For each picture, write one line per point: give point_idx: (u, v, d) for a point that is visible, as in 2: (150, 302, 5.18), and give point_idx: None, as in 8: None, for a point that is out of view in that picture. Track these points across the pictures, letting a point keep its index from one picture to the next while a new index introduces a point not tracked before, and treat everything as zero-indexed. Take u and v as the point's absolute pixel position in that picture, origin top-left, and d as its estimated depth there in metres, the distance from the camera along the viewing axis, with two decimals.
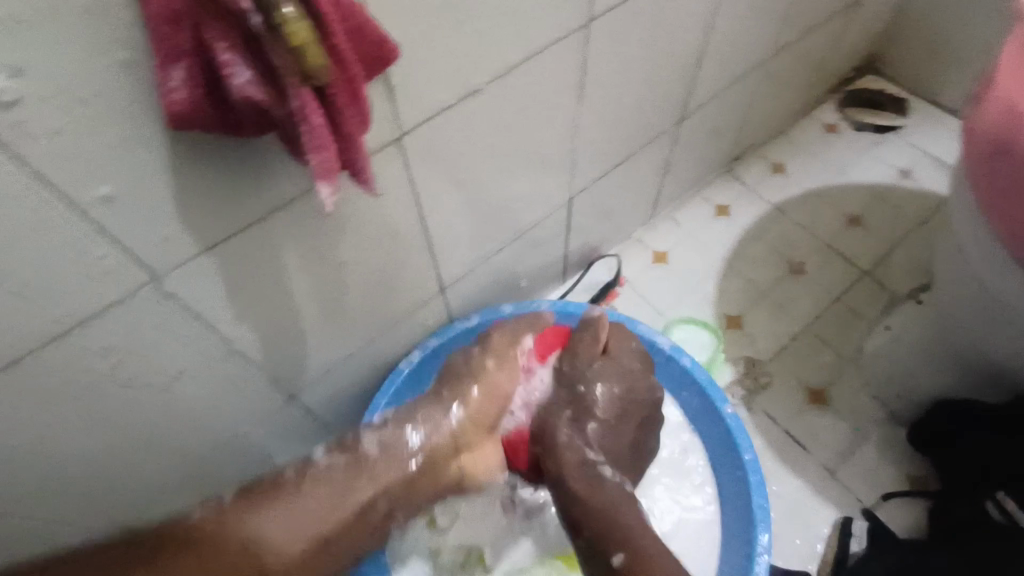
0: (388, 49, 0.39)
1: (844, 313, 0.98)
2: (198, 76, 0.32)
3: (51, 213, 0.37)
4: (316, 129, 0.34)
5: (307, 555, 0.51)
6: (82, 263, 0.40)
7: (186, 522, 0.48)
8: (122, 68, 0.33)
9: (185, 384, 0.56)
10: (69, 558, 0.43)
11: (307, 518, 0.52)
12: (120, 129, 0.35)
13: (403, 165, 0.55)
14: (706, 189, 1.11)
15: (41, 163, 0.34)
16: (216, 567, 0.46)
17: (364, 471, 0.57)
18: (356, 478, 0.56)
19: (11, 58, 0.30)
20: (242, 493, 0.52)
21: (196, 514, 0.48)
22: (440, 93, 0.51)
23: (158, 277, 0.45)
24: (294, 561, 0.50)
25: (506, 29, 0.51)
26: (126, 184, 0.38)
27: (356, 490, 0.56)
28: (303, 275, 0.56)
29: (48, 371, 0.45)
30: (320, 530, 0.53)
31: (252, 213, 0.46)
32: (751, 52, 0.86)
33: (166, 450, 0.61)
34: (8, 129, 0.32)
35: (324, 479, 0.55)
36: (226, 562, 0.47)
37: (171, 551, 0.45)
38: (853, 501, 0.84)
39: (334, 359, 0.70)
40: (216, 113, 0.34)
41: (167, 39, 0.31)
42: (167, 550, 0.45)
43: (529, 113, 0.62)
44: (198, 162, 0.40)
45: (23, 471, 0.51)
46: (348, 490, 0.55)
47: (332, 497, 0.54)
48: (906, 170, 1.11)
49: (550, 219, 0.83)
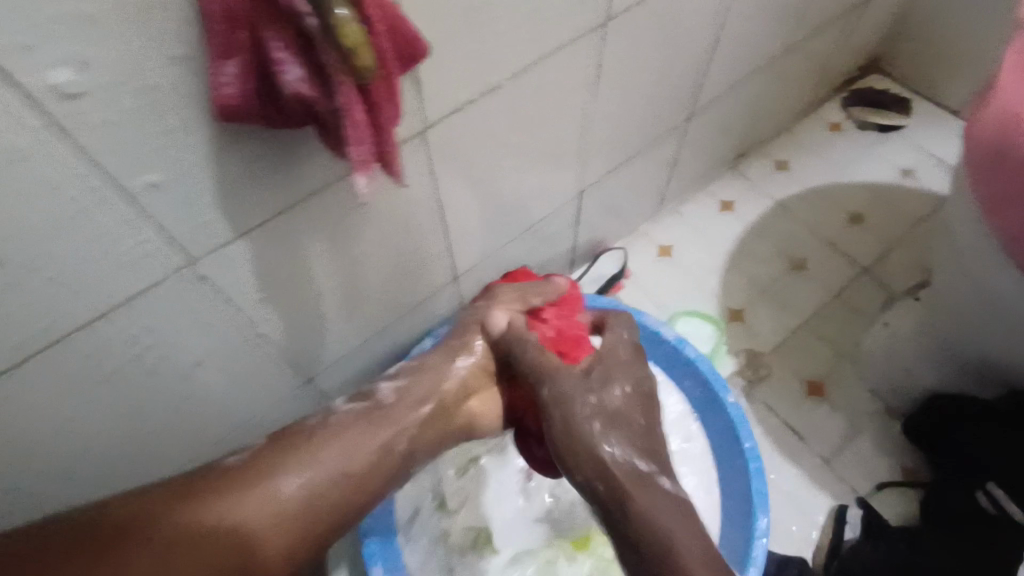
0: (420, 47, 0.41)
1: (843, 308, 1.00)
2: (250, 71, 0.34)
3: (102, 198, 0.39)
4: (358, 125, 0.35)
5: (323, 491, 0.54)
6: (126, 246, 0.42)
7: (221, 464, 0.53)
8: (175, 62, 0.35)
9: (212, 364, 0.58)
10: (119, 495, 0.49)
11: (328, 469, 0.55)
12: (169, 121, 0.37)
13: (426, 158, 0.57)
14: (712, 185, 1.13)
15: (97, 152, 0.36)
16: (235, 497, 0.51)
17: (382, 419, 0.60)
18: (374, 427, 0.59)
19: (78, 52, 0.32)
20: (274, 438, 0.57)
21: (231, 457, 0.54)
22: (463, 88, 0.53)
23: (194, 261, 0.47)
24: (311, 496, 0.54)
25: (528, 28, 0.53)
26: (172, 173, 0.40)
27: (374, 433, 0.59)
28: (327, 262, 0.58)
29: (89, 348, 0.47)
30: (339, 470, 0.56)
31: (284, 201, 0.48)
32: (760, 52, 0.88)
33: (191, 427, 0.63)
34: (69, 119, 0.34)
35: (345, 429, 0.58)
36: (246, 494, 0.51)
37: (200, 485, 0.51)
38: (847, 491, 0.87)
39: (351, 343, 0.73)
40: (263, 106, 0.36)
41: (223, 36, 0.33)
42: (199, 484, 0.51)
43: (545, 108, 0.64)
44: (238, 152, 0.42)
45: (59, 443, 0.53)
46: (364, 441, 0.58)
47: (354, 444, 0.58)
48: (908, 169, 1.13)
49: (560, 212, 0.85)
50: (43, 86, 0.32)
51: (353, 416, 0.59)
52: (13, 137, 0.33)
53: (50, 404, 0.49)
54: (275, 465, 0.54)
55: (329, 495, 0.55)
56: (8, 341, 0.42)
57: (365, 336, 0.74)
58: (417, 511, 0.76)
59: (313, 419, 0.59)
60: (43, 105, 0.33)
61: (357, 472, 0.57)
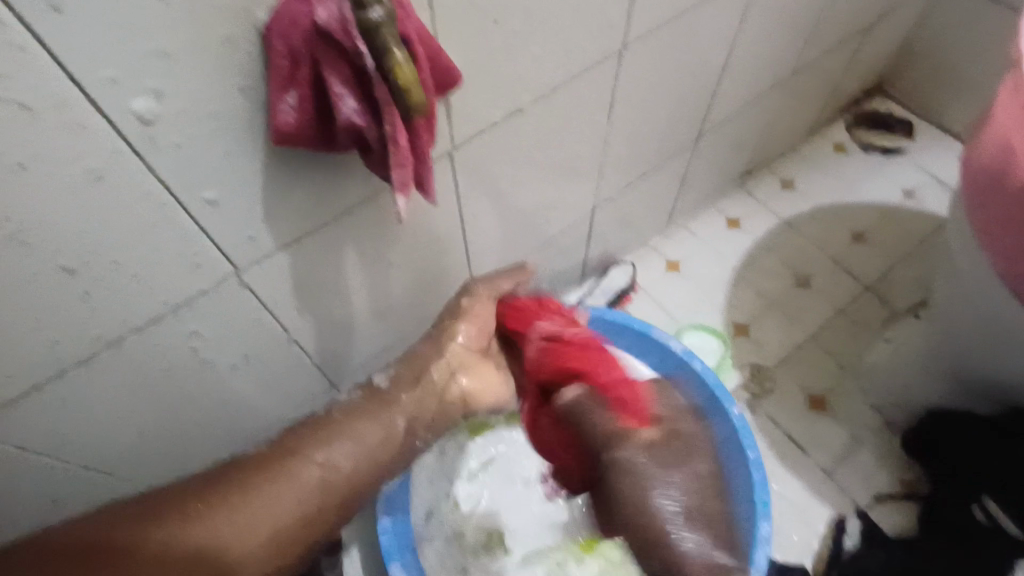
0: (454, 76, 0.45)
1: (846, 324, 1.03)
2: (308, 101, 0.38)
3: (166, 213, 0.42)
4: (401, 150, 0.39)
5: (347, 470, 0.56)
6: (183, 256, 0.46)
7: (243, 455, 0.55)
8: (238, 91, 0.39)
9: (246, 367, 0.62)
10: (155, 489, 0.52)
11: (344, 448, 0.57)
12: (230, 143, 0.41)
13: (452, 176, 0.60)
14: (720, 202, 1.16)
15: (165, 171, 0.40)
16: (262, 477, 0.53)
17: (384, 402, 0.61)
18: (377, 409, 0.61)
19: (158, 84, 0.36)
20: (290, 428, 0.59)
21: (252, 449, 0.56)
22: (489, 112, 0.57)
23: (239, 270, 0.51)
24: (337, 476, 0.55)
25: (551, 57, 0.57)
26: (228, 189, 0.44)
27: (375, 417, 0.60)
28: (357, 272, 0.61)
29: (141, 350, 0.51)
30: (360, 451, 0.57)
31: (323, 216, 0.52)
32: (767, 76, 0.91)
33: (223, 426, 0.67)
34: (145, 143, 0.38)
35: (349, 412, 0.60)
36: (273, 473, 0.53)
37: (226, 473, 0.53)
38: (848, 501, 0.89)
39: (374, 349, 0.76)
40: (316, 131, 0.40)
41: (286, 71, 0.37)
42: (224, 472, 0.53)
43: (564, 130, 0.67)
44: (286, 171, 0.46)
45: (105, 438, 0.57)
46: (379, 421, 0.60)
47: (365, 423, 0.59)
48: (910, 190, 1.16)
49: (574, 226, 0.88)
50: (126, 113, 0.36)
51: (356, 403, 0.62)
52: (96, 159, 0.37)
53: (101, 401, 0.53)
54: (294, 447, 0.55)
55: (350, 470, 0.56)
56: (71, 342, 0.46)
57: (387, 343, 0.77)
58: (432, 512, 0.79)
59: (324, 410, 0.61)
60: (124, 130, 0.36)
61: (373, 449, 0.58)
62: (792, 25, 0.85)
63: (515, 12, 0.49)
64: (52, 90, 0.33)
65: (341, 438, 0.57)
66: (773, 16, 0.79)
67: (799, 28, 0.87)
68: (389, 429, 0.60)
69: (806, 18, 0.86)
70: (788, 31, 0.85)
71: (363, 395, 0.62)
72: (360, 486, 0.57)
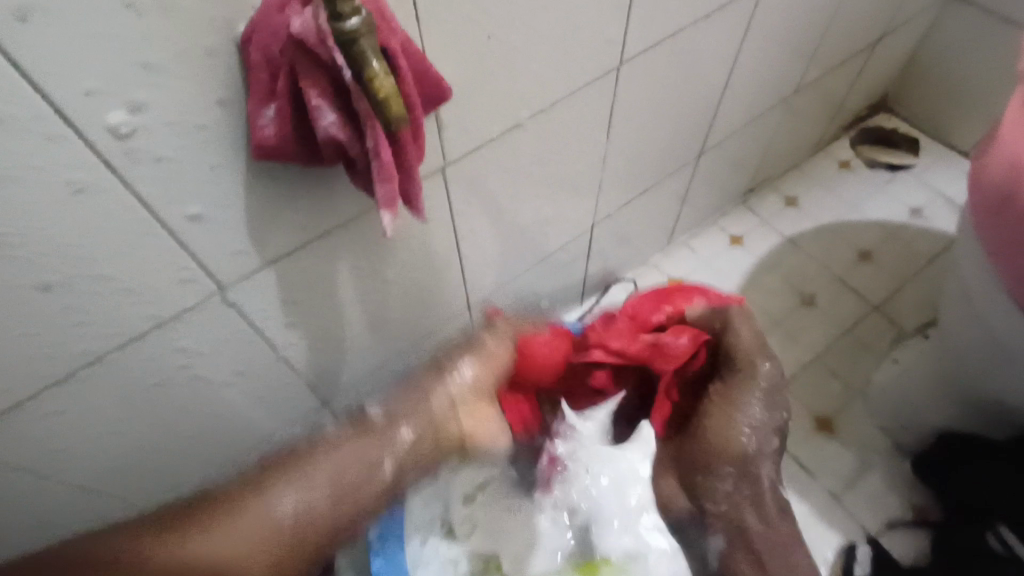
0: (444, 91, 0.44)
1: (853, 345, 1.01)
2: (287, 114, 0.37)
3: (146, 228, 0.41)
4: (385, 164, 0.38)
5: (319, 518, 0.56)
6: (165, 272, 0.45)
7: (212, 494, 0.54)
8: (220, 104, 0.37)
9: (234, 386, 0.60)
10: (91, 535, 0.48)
11: (323, 482, 0.58)
12: (212, 158, 0.40)
13: (446, 193, 0.59)
14: (722, 220, 1.15)
15: (144, 186, 0.39)
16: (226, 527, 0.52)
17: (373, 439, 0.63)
18: (367, 445, 0.62)
19: (136, 98, 0.34)
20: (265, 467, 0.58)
21: (221, 488, 0.55)
22: (483, 128, 0.56)
23: (224, 287, 0.50)
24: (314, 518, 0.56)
25: (548, 73, 0.56)
26: (211, 205, 0.43)
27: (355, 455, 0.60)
28: (348, 290, 0.60)
29: (123, 368, 0.50)
30: (335, 496, 0.58)
31: (311, 232, 0.51)
32: (770, 93, 0.90)
33: (210, 446, 0.65)
34: (123, 156, 0.36)
35: (341, 442, 0.61)
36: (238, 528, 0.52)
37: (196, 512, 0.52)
38: (857, 528, 0.86)
39: (367, 368, 0.74)
40: (297, 144, 0.38)
41: (265, 84, 0.36)
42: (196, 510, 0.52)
43: (561, 146, 0.66)
44: (271, 186, 0.45)
45: (86, 459, 0.55)
46: (366, 458, 0.61)
47: (355, 453, 0.61)
48: (917, 209, 1.14)
49: (573, 244, 0.87)
50: (102, 128, 0.35)
51: (347, 434, 0.63)
52: (72, 173, 0.36)
53: (82, 420, 0.51)
54: (274, 486, 0.55)
55: (319, 513, 0.56)
56: (49, 359, 0.45)
57: (381, 361, 0.75)
58: (426, 538, 0.76)
59: (311, 442, 0.62)
60: (100, 145, 0.35)
61: (348, 491, 0.59)
62: (794, 43, 0.84)
63: (510, 27, 0.48)
64: (24, 104, 0.32)
65: (315, 475, 0.58)
66: (775, 33, 0.78)
67: (802, 46, 0.86)
68: (376, 467, 0.61)
69: (809, 35, 0.85)
70: (791, 48, 0.84)
71: (353, 425, 0.64)
72: (335, 530, 0.58)
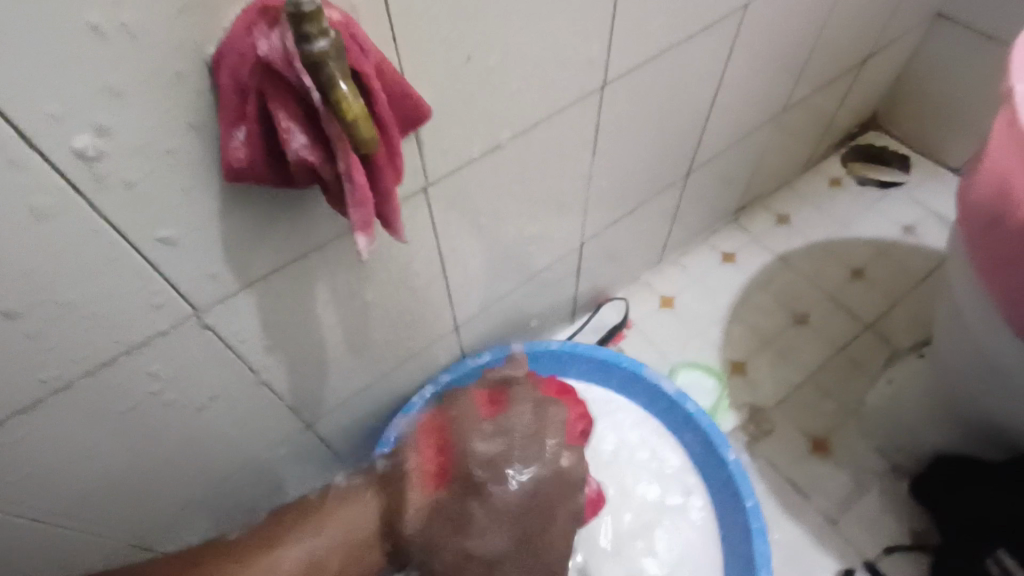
0: (422, 111, 0.43)
1: (847, 364, 1.00)
2: (258, 138, 0.36)
3: (116, 252, 0.40)
4: (358, 187, 0.37)
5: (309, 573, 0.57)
6: (137, 296, 0.44)
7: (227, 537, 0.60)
8: (190, 128, 0.37)
9: (212, 411, 0.59)
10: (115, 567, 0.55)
11: (326, 538, 0.59)
12: (183, 181, 0.39)
13: (428, 213, 0.59)
14: (713, 238, 1.14)
15: (113, 209, 0.38)
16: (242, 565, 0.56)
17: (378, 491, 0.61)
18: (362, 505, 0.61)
19: (101, 121, 0.34)
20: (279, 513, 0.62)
21: (238, 531, 0.60)
22: (465, 148, 0.55)
23: (200, 311, 0.49)
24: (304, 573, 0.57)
25: (531, 93, 0.56)
26: (184, 228, 0.42)
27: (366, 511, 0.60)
28: (329, 311, 0.59)
29: (96, 393, 0.49)
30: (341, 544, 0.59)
31: (288, 254, 0.50)
32: (758, 112, 0.90)
33: (189, 472, 0.64)
34: (90, 180, 0.36)
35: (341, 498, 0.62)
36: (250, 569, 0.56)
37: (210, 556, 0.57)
38: (854, 552, 0.85)
39: (352, 390, 0.73)
40: (270, 167, 0.38)
41: (234, 106, 0.35)
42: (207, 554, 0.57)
43: (546, 166, 0.66)
44: (246, 208, 0.44)
45: (60, 488, 0.54)
46: (360, 519, 0.60)
47: (351, 512, 0.60)
48: (909, 226, 1.14)
49: (562, 262, 0.86)
50: (67, 151, 0.34)
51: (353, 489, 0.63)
52: (36, 197, 0.35)
53: (53, 448, 0.50)
54: (282, 537, 0.59)
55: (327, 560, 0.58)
56: (17, 386, 0.44)
57: (365, 383, 0.74)
58: None
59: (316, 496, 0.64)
60: (65, 169, 0.35)
61: (353, 545, 0.59)
62: (781, 62, 0.84)
63: (489, 48, 0.48)
64: None
65: (326, 529, 0.60)
66: (761, 52, 0.78)
67: (788, 65, 0.86)
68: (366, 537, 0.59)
69: (796, 54, 0.85)
70: (777, 67, 0.84)
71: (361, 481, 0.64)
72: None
